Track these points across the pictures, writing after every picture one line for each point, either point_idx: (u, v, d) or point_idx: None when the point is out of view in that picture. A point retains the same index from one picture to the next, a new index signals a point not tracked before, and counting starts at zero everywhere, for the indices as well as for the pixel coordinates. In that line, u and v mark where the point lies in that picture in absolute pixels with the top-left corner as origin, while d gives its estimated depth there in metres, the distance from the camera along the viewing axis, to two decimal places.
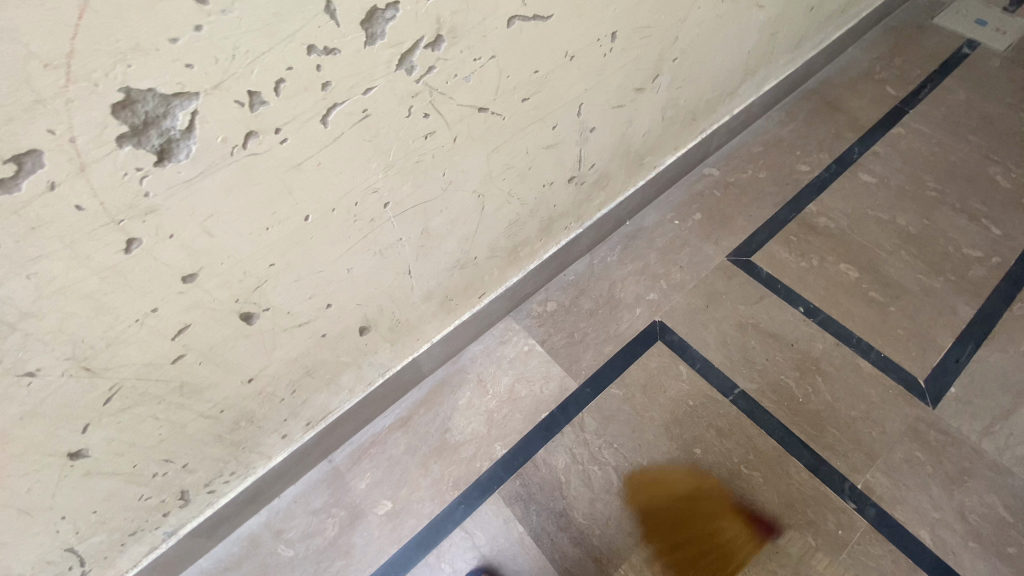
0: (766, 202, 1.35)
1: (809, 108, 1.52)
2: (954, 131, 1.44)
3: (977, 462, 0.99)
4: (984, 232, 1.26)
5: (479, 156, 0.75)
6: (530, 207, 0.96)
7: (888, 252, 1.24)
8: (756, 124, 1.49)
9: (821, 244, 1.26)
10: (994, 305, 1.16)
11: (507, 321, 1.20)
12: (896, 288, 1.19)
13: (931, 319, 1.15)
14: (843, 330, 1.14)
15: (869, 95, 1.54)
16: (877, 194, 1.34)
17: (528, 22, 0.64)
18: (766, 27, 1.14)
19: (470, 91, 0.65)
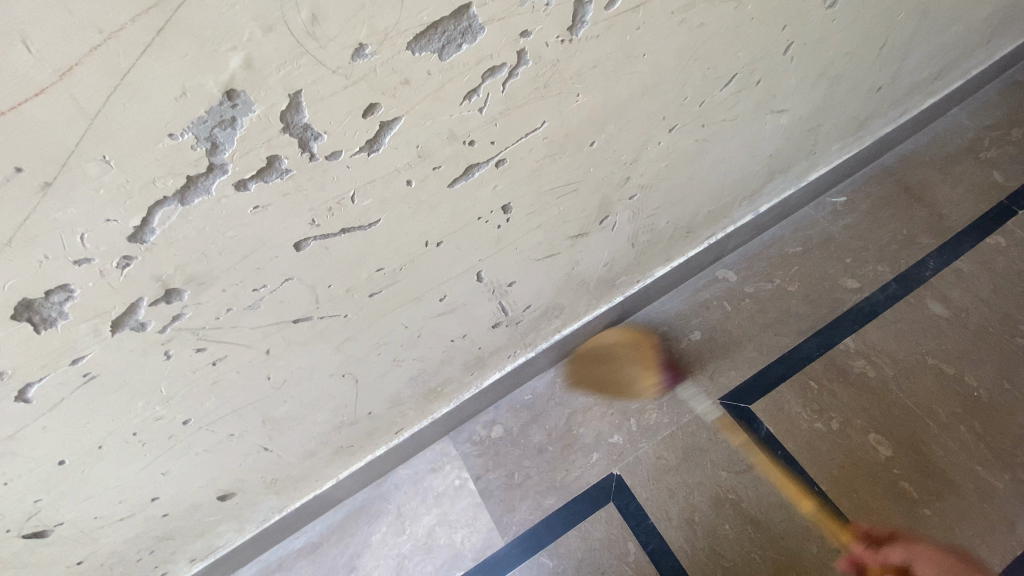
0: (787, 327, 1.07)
1: (876, 196, 1.18)
2: None
3: None
4: None
5: (323, 351, 0.60)
6: (438, 360, 0.79)
7: (940, 426, 0.94)
8: (797, 215, 1.19)
9: (847, 399, 0.98)
10: None
11: (443, 444, 1.06)
12: (941, 482, 0.90)
13: (980, 538, 0.85)
14: (852, 532, 0.88)
15: (968, 180, 1.17)
16: (946, 336, 1.01)
17: (333, 238, 0.47)
18: (797, 128, 0.86)
19: (267, 313, 0.50)
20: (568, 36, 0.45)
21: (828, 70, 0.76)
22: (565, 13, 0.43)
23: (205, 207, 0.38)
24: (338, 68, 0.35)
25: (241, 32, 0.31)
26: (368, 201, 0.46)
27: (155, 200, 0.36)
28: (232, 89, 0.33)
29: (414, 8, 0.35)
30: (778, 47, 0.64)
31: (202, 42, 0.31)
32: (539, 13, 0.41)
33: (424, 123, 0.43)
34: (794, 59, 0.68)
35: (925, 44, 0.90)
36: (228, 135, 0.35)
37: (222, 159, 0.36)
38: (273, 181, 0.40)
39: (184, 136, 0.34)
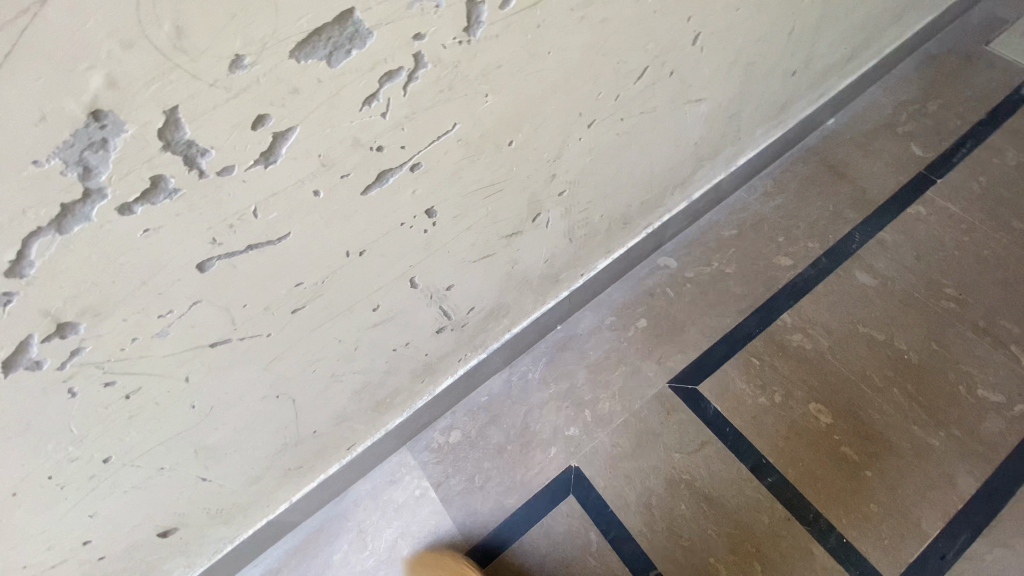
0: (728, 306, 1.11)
1: (804, 176, 1.23)
2: (992, 213, 1.14)
3: None
4: (1010, 365, 0.99)
5: (250, 371, 0.58)
6: (383, 370, 0.78)
7: (874, 389, 0.99)
8: (732, 199, 1.23)
9: (788, 373, 1.03)
10: (1006, 477, 0.90)
11: (401, 454, 1.04)
12: (878, 443, 0.95)
13: (916, 492, 0.90)
14: (800, 499, 0.92)
15: (886, 156, 1.23)
16: (874, 304, 1.07)
17: (240, 255, 0.45)
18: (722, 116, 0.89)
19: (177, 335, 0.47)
20: (465, 37, 0.45)
21: (739, 58, 0.79)
22: (458, 14, 0.43)
23: (88, 233, 0.36)
24: (216, 81, 0.34)
25: (98, 50, 0.30)
26: (273, 214, 0.44)
27: (28, 232, 0.34)
28: (97, 109, 0.31)
29: (291, 14, 0.34)
30: (686, 38, 0.66)
31: (55, 62, 0.29)
32: (430, 14, 0.41)
33: (323, 131, 0.42)
34: (705, 50, 0.71)
35: (831, 29, 0.95)
36: (102, 157, 0.34)
37: (99, 183, 0.35)
38: (162, 202, 0.38)
39: (50, 162, 0.32)
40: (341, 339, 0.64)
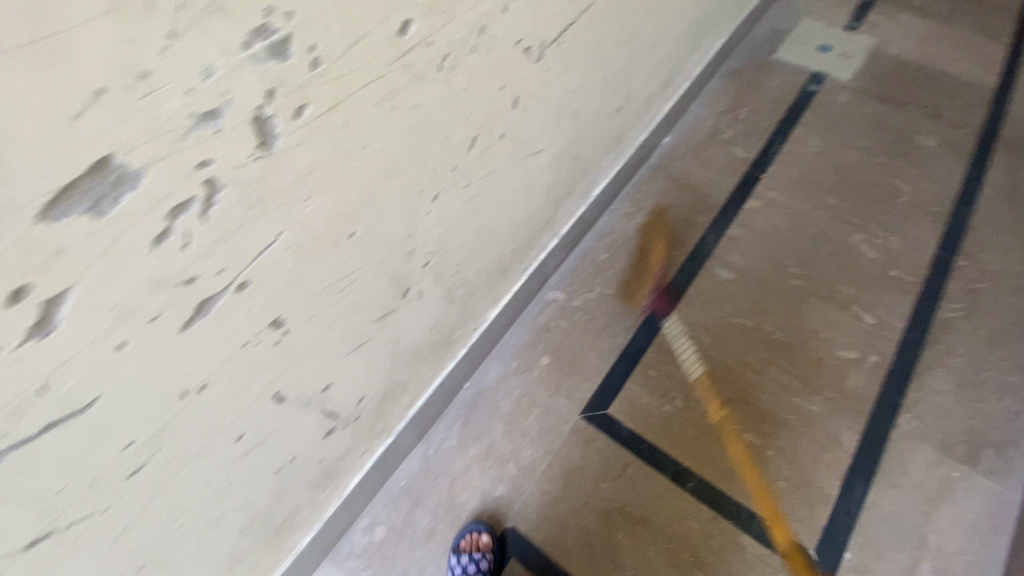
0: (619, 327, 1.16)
1: (655, 192, 1.34)
2: (811, 195, 1.32)
3: None
4: (856, 323, 1.13)
5: (93, 555, 0.49)
6: (274, 495, 0.70)
7: (757, 374, 1.08)
8: (599, 224, 1.30)
9: (683, 377, 1.09)
10: (878, 423, 1.02)
11: (323, 571, 0.95)
12: (772, 423, 1.03)
13: (812, 460, 0.99)
14: (722, 496, 0.97)
15: (717, 162, 1.39)
16: (739, 296, 1.18)
17: (35, 440, 0.39)
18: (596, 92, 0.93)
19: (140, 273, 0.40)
20: (263, 151, 0.43)
21: (564, 107, 0.85)
22: (247, 133, 0.41)
23: None
24: None
25: None
26: (70, 383, 0.39)
27: None
28: None
29: (25, 179, 0.31)
30: (506, 101, 0.69)
31: None
32: (211, 141, 0.39)
33: (109, 283, 0.38)
34: (528, 108, 0.75)
35: (640, 66, 1.06)
36: None
37: None
38: None
39: None
40: (243, 416, 0.56)
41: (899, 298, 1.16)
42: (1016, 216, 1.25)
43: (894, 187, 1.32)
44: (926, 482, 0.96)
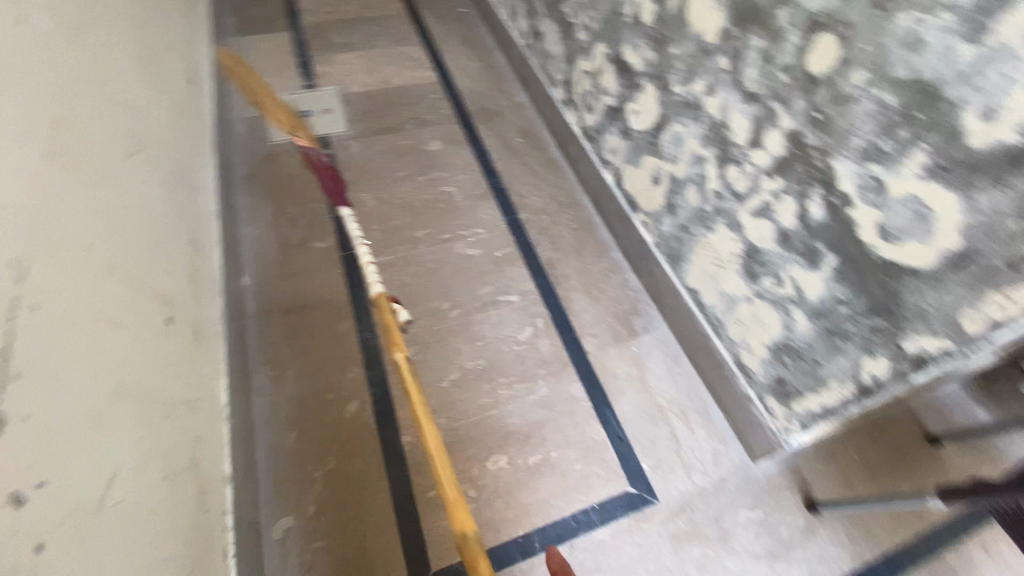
0: (359, 484, 1.02)
1: (282, 338, 1.19)
2: (402, 236, 1.40)
3: (710, 500, 1.06)
4: (510, 307, 1.30)
5: None
6: None
7: (497, 410, 1.14)
8: (259, 414, 1.09)
9: (457, 470, 1.06)
10: (580, 361, 1.23)
11: None
12: (534, 432, 1.12)
13: (575, 428, 1.13)
14: (563, 524, 1.02)
15: (309, 266, 1.31)
16: (432, 364, 1.19)
17: None
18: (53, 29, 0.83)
19: None
20: None
21: (97, 410, 0.66)
22: None
23: None
24: None
25: None
26: None
27: None
28: None
29: None
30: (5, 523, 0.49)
31: None
32: None
33: None
34: (46, 480, 0.55)
35: (149, 275, 0.89)
36: None
37: None
38: None
39: None
40: None
41: (516, 266, 1.38)
42: (519, 162, 1.62)
43: (445, 190, 1.51)
44: (631, 370, 1.22)
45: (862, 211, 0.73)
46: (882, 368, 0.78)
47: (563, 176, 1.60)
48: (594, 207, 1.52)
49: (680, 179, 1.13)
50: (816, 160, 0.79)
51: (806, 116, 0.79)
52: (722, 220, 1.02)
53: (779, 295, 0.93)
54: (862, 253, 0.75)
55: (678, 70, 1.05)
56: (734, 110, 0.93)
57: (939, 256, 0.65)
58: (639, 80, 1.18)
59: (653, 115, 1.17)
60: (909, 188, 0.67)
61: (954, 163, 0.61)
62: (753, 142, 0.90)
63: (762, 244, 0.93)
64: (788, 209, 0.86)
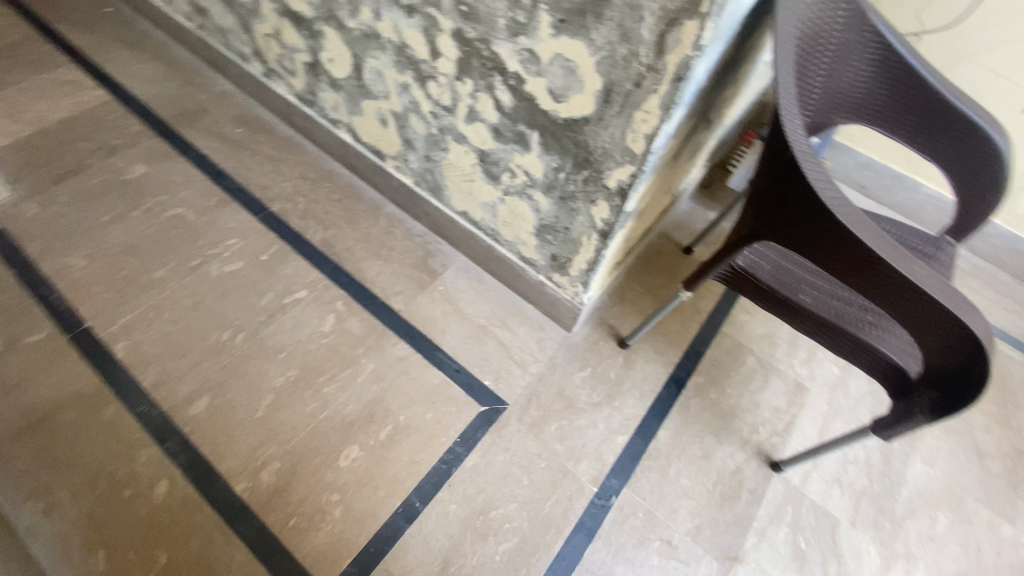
0: (206, 560, 0.91)
1: (33, 464, 0.95)
2: (142, 285, 1.18)
3: (550, 382, 1.15)
4: (302, 303, 1.20)
5: None
6: None
7: (329, 408, 1.07)
8: (42, 560, 0.87)
9: (311, 484, 0.99)
10: (393, 321, 1.20)
11: None
12: (375, 407, 1.08)
13: (412, 382, 1.12)
14: (436, 471, 1.02)
15: (31, 369, 1.04)
16: (238, 400, 1.06)
17: None
18: None
19: None
20: None
21: None
22: None
23: None
24: None
25: None
26: None
27: None
28: None
29: None
30: None
31: None
32: None
33: None
34: None
35: None
36: None
37: None
38: None
39: None
40: None
41: (292, 261, 1.27)
42: (250, 154, 1.46)
43: (174, 215, 1.30)
44: (442, 307, 1.24)
45: (532, 82, 0.80)
46: (606, 212, 0.88)
47: (304, 152, 1.48)
48: (349, 171, 1.45)
49: (400, 113, 1.11)
50: (483, 50, 0.83)
51: (457, 12, 0.81)
52: (449, 137, 1.05)
53: (518, 185, 1.00)
54: (549, 119, 0.83)
55: (342, 4, 0.99)
56: (404, 27, 0.92)
57: (594, 98, 0.74)
58: (316, 26, 1.11)
59: (347, 59, 1.11)
60: (551, 48, 0.73)
61: (566, 13, 0.68)
62: (434, 53, 0.91)
63: (485, 146, 0.99)
64: (487, 104, 0.90)
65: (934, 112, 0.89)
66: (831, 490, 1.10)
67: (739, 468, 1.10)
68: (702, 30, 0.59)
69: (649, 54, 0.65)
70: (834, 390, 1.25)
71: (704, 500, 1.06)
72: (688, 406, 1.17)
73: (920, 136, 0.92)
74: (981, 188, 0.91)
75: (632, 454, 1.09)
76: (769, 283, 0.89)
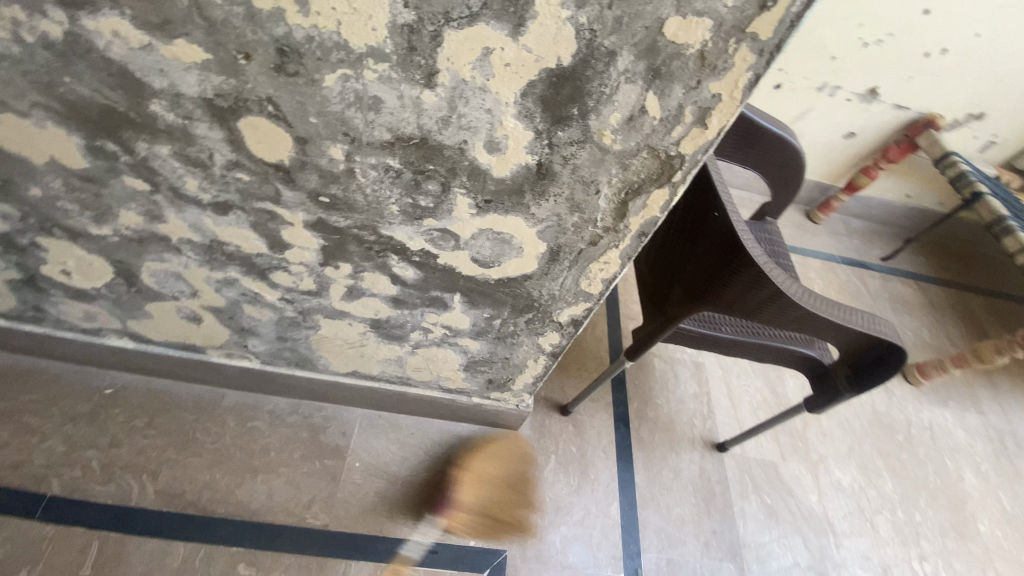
0: None
1: None
2: None
3: (527, 498, 1.07)
4: None
5: None
6: None
7: None
8: None
9: None
10: (327, 543, 0.94)
11: None
12: None
13: None
14: None
15: None
16: None
17: None
18: None
19: None
20: None
21: None
22: None
23: None
24: None
25: None
26: None
27: None
28: None
29: None
30: None
31: None
32: None
33: None
34: None
35: None
36: None
37: None
38: None
39: None
40: None
41: (136, 551, 0.86)
42: None
43: None
44: (374, 486, 1.01)
45: (449, 255, 0.64)
46: (556, 337, 0.80)
47: (47, 378, 0.98)
48: (139, 375, 1.02)
49: (225, 307, 0.79)
50: (365, 236, 0.62)
51: (314, 204, 0.58)
52: (319, 316, 0.80)
53: (435, 338, 0.84)
54: (475, 281, 0.69)
55: (72, 210, 0.63)
56: (214, 225, 0.63)
57: (537, 259, 0.64)
58: (20, 239, 0.69)
59: (101, 266, 0.73)
60: (474, 225, 0.59)
61: (493, 194, 0.55)
62: (277, 246, 0.65)
63: (381, 315, 0.78)
64: (379, 281, 0.70)
65: (748, 132, 1.02)
66: (760, 441, 1.31)
67: (703, 468, 1.22)
68: (673, 195, 0.53)
69: (608, 218, 0.56)
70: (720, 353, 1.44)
71: (697, 516, 1.15)
72: (643, 437, 1.22)
73: (739, 151, 1.06)
74: (788, 180, 1.10)
75: (630, 516, 1.10)
76: (698, 330, 0.94)
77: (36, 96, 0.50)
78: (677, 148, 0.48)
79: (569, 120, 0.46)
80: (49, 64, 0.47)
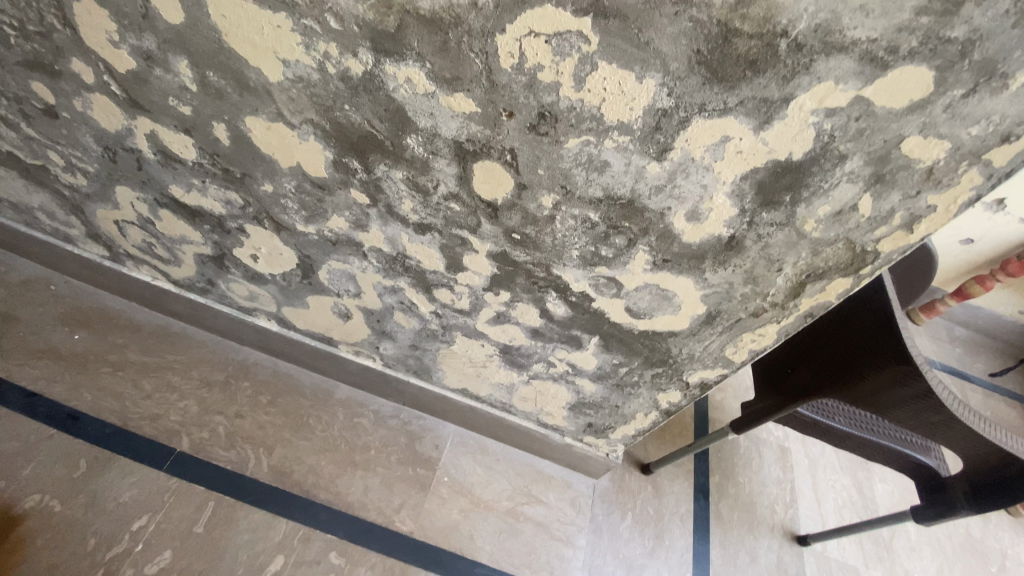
0: None
1: None
2: None
3: (601, 547, 1.07)
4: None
5: None
6: None
7: None
8: None
9: None
10: (410, 549, 0.97)
11: None
12: None
13: None
14: None
15: None
16: None
17: None
18: None
19: None
20: None
21: None
22: None
23: None
24: None
25: None
26: None
27: None
28: None
29: None
30: None
31: None
32: None
33: None
34: None
35: None
36: None
37: None
38: None
39: None
40: None
41: (246, 517, 0.93)
42: (111, 372, 1.02)
43: (26, 513, 0.85)
44: (457, 503, 1.05)
45: (607, 302, 0.69)
46: (677, 396, 0.83)
47: (193, 344, 1.10)
48: (269, 355, 1.12)
49: (377, 311, 0.88)
50: (536, 272, 0.69)
51: (505, 239, 0.65)
52: (457, 334, 0.86)
53: (556, 373, 0.88)
54: (620, 329, 0.73)
55: (291, 209, 0.73)
56: (407, 241, 0.71)
57: (691, 320, 0.68)
58: (234, 224, 0.81)
59: (288, 257, 0.83)
60: (644, 279, 0.64)
61: (674, 256, 0.60)
62: (453, 267, 0.73)
63: (516, 343, 0.84)
64: (529, 313, 0.76)
65: None
66: (842, 542, 1.25)
67: (780, 557, 1.17)
68: (853, 285, 0.56)
69: (778, 295, 0.60)
70: (805, 440, 1.40)
71: None
72: (720, 511, 1.20)
73: None
74: (914, 277, 1.09)
75: None
76: (808, 416, 0.94)
77: (312, 113, 0.60)
78: (874, 245, 0.51)
79: (777, 205, 0.51)
80: (338, 93, 0.56)
